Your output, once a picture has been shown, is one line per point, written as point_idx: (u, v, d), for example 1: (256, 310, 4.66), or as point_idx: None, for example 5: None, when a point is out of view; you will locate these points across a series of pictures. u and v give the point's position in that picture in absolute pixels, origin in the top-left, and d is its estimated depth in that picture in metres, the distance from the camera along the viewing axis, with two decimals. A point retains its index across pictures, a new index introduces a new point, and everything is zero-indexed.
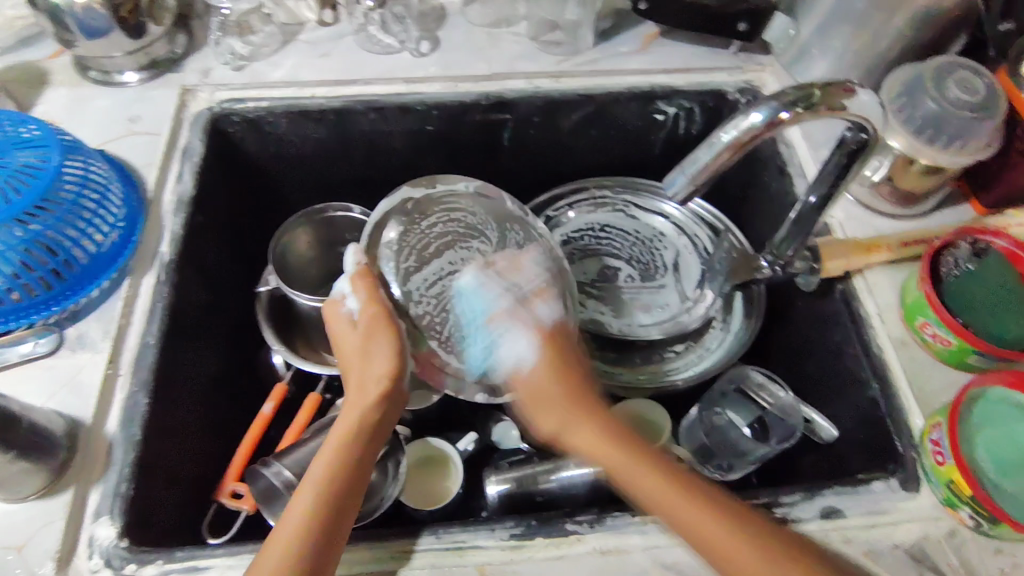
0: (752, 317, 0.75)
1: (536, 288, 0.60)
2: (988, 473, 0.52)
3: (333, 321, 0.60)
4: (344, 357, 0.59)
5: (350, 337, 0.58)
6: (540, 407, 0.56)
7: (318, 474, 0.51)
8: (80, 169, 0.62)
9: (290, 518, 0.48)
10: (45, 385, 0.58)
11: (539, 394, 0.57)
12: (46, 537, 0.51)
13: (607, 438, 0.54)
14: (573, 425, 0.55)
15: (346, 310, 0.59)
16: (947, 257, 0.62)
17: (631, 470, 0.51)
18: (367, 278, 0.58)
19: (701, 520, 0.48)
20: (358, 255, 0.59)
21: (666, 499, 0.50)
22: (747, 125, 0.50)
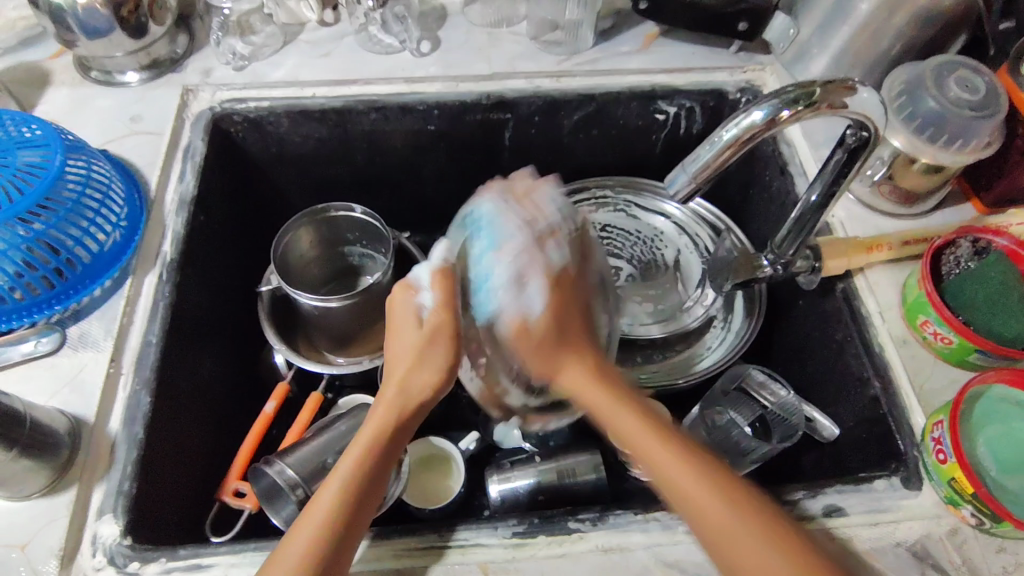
0: (753, 317, 0.75)
1: (551, 227, 0.54)
2: (989, 470, 0.52)
3: (396, 305, 0.53)
4: (391, 346, 0.53)
5: (407, 334, 0.52)
6: (540, 352, 0.50)
7: (341, 478, 0.48)
8: (83, 167, 0.62)
9: (306, 526, 0.46)
10: (48, 384, 0.58)
11: (544, 338, 0.50)
12: (50, 536, 0.52)
13: (609, 396, 0.48)
14: (570, 373, 0.49)
15: (413, 301, 0.53)
16: (948, 257, 0.63)
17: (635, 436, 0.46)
18: (447, 276, 0.52)
19: (709, 506, 0.42)
20: (446, 250, 0.54)
21: (672, 477, 0.44)
22: (748, 123, 0.50)
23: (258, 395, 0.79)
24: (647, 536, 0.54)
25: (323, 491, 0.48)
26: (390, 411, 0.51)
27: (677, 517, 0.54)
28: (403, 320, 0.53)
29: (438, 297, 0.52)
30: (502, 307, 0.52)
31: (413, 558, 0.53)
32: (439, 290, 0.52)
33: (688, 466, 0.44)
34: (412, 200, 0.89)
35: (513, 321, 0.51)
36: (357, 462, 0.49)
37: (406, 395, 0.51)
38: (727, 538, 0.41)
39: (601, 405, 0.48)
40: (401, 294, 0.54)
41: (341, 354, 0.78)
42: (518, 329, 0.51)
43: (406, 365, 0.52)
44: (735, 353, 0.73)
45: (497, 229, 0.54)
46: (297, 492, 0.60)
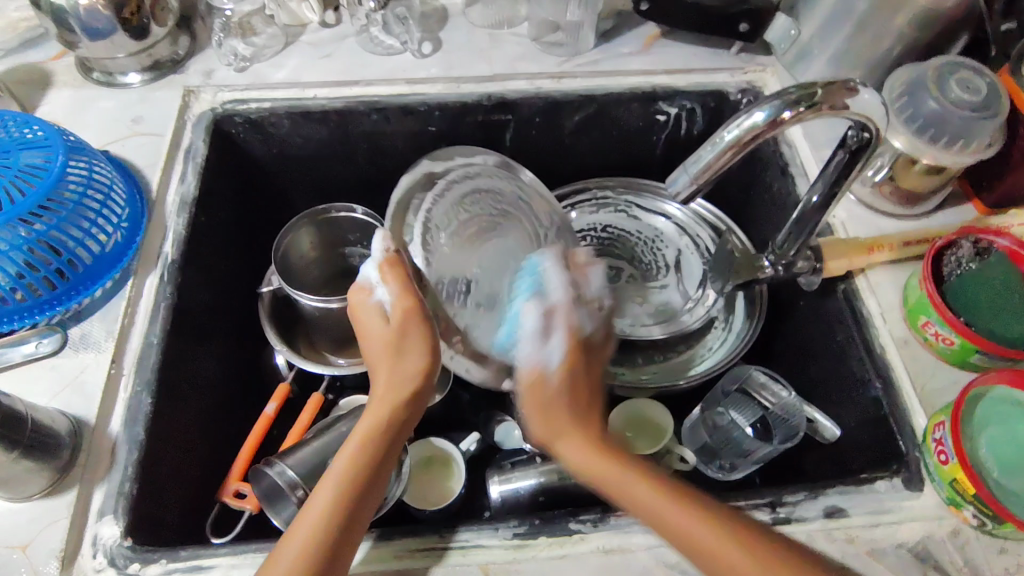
0: (755, 317, 0.75)
1: (590, 297, 0.57)
2: (989, 470, 0.52)
3: (361, 308, 0.55)
4: (368, 347, 0.55)
5: (380, 330, 0.54)
6: (547, 411, 0.52)
7: (338, 475, 0.49)
8: (85, 169, 0.62)
9: (304, 522, 0.47)
10: (49, 385, 0.59)
11: (558, 397, 0.52)
12: (51, 536, 0.52)
13: (611, 463, 0.50)
14: (572, 442, 0.51)
15: (375, 302, 0.54)
16: (950, 257, 0.62)
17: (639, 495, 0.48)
18: (398, 267, 0.52)
19: (711, 541, 0.45)
20: (386, 241, 0.53)
21: (683, 526, 0.46)
22: (749, 124, 0.50)
23: (259, 395, 0.79)
24: (648, 537, 0.54)
25: (321, 488, 0.49)
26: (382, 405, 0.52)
27: None
28: (372, 322, 0.54)
29: (393, 287, 0.52)
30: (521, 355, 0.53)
31: (413, 559, 0.53)
32: (393, 277, 0.52)
33: (700, 516, 0.46)
34: None
35: (530, 371, 0.53)
36: (352, 458, 0.50)
37: (393, 389, 0.53)
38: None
39: (600, 471, 0.50)
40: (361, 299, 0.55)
41: (341, 355, 0.77)
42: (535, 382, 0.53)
43: (387, 361, 0.53)
44: (737, 354, 0.73)
45: (546, 282, 0.55)
46: (297, 493, 0.60)
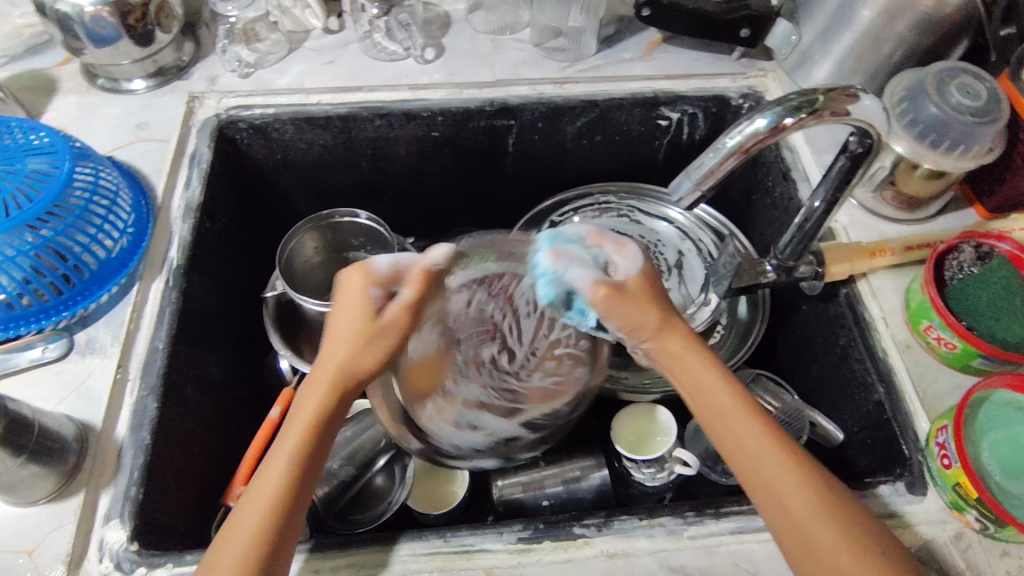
0: (758, 321, 0.77)
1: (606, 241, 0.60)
2: (992, 474, 0.52)
3: (348, 295, 0.54)
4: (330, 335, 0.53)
5: (359, 323, 0.52)
6: (625, 315, 0.54)
7: (288, 460, 0.48)
8: (90, 175, 0.63)
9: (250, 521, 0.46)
10: (55, 391, 0.59)
11: (622, 300, 0.54)
12: (57, 540, 0.52)
13: (698, 357, 0.54)
14: (655, 338, 0.55)
15: (371, 292, 0.53)
16: (951, 261, 0.62)
17: (706, 396, 0.52)
18: (428, 280, 0.54)
19: (769, 455, 0.48)
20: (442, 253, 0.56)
21: (723, 415, 0.51)
22: (751, 130, 0.51)
23: (263, 399, 0.80)
24: (652, 541, 0.54)
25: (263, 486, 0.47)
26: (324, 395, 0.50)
27: (681, 522, 0.55)
28: (354, 310, 0.53)
29: (411, 294, 0.53)
30: (576, 284, 0.54)
31: (418, 562, 0.53)
32: (414, 287, 0.54)
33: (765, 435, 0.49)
34: (417, 205, 0.90)
35: (603, 283, 0.54)
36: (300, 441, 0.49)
37: (344, 374, 0.51)
38: (765, 467, 0.48)
39: (685, 364, 0.54)
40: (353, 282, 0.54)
41: None
42: (603, 298, 0.53)
43: (355, 348, 0.52)
44: (740, 358, 0.75)
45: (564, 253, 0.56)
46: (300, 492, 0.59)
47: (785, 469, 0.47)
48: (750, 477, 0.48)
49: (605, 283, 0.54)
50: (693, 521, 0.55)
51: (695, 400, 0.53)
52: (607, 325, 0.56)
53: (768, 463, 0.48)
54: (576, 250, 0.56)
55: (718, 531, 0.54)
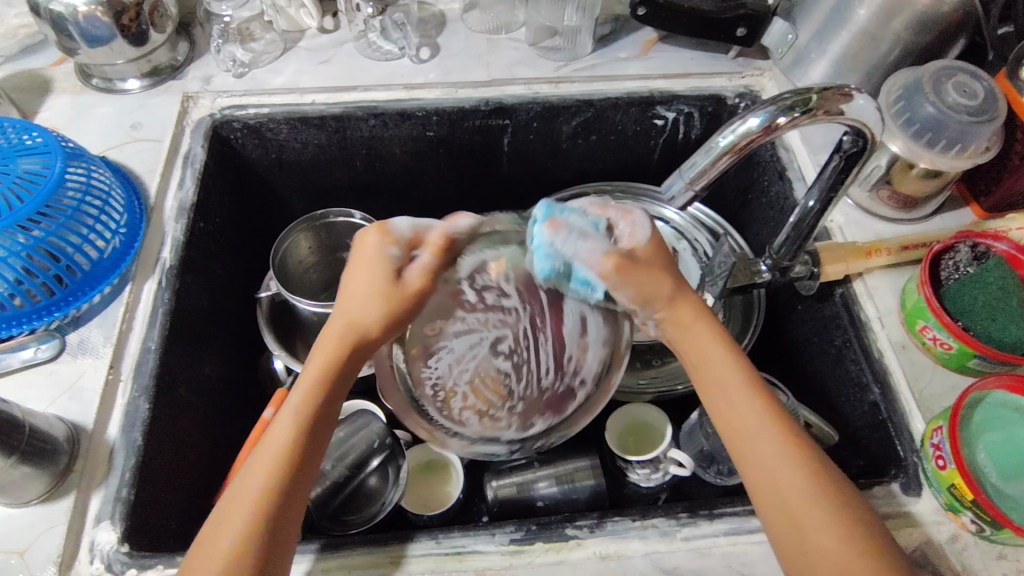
0: (753, 320, 0.76)
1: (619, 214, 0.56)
2: (989, 476, 0.52)
3: (368, 252, 0.55)
4: (348, 294, 0.54)
5: (370, 277, 0.54)
6: (640, 284, 0.53)
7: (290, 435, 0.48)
8: (83, 175, 0.63)
9: (246, 494, 0.46)
10: (47, 392, 0.59)
11: (636, 270, 0.53)
12: (48, 542, 0.52)
13: (709, 333, 0.54)
14: (666, 309, 0.54)
15: (392, 251, 0.55)
16: (947, 262, 0.62)
17: (712, 378, 0.52)
18: (448, 245, 0.56)
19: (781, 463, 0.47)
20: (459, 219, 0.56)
21: (734, 410, 0.50)
22: (744, 129, 0.50)
23: (257, 399, 0.79)
24: (645, 543, 0.54)
25: (262, 457, 0.48)
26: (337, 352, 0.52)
27: (675, 524, 0.54)
28: (372, 268, 0.54)
29: (432, 258, 0.55)
30: (581, 258, 0.52)
31: (409, 564, 0.53)
32: (432, 250, 0.55)
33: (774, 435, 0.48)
34: (413, 204, 0.90)
35: (609, 259, 0.52)
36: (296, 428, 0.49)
37: (357, 332, 0.53)
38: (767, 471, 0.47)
39: (697, 342, 0.54)
40: (368, 241, 0.55)
41: None
42: (616, 274, 0.53)
43: (372, 305, 0.53)
44: None
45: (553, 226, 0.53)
46: None
47: (792, 464, 0.47)
48: (754, 474, 0.48)
49: (612, 258, 0.52)
50: (686, 522, 0.54)
51: (702, 374, 0.53)
52: (616, 299, 0.55)
53: (775, 468, 0.47)
54: (576, 220, 0.54)
55: (711, 533, 0.54)
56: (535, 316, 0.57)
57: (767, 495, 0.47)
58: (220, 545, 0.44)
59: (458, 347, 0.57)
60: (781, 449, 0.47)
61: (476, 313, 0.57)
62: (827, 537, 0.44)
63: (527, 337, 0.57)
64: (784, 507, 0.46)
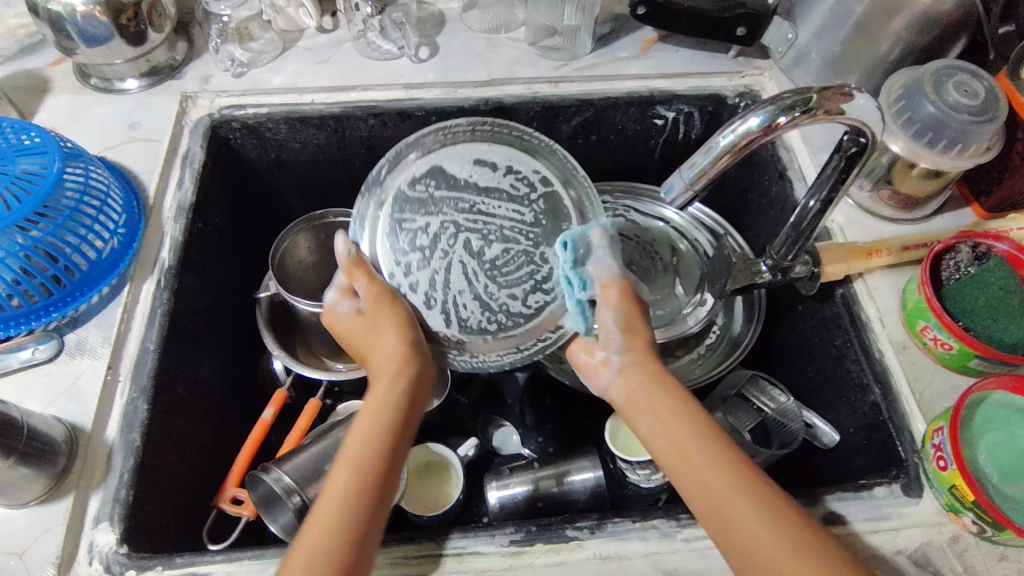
0: (754, 320, 0.76)
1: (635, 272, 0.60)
2: (990, 476, 0.51)
3: (340, 323, 0.59)
4: (367, 354, 0.57)
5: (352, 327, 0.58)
6: (631, 317, 0.55)
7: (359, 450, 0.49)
8: (81, 174, 0.62)
9: (319, 528, 0.45)
10: (45, 392, 0.59)
11: (631, 302, 0.55)
12: (47, 543, 0.52)
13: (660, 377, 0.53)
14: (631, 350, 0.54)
15: (347, 306, 0.59)
16: (948, 262, 0.62)
17: (662, 418, 0.50)
18: (359, 266, 0.56)
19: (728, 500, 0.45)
20: (342, 242, 0.56)
21: (681, 448, 0.48)
22: (745, 129, 0.50)
23: (257, 400, 0.79)
24: (646, 544, 0.54)
25: (337, 475, 0.48)
26: (391, 374, 0.54)
27: (675, 525, 0.54)
28: (349, 325, 0.58)
29: (357, 281, 0.56)
30: (600, 265, 0.55)
31: (409, 565, 0.52)
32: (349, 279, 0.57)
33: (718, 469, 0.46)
34: None
35: (619, 285, 0.55)
36: (368, 443, 0.49)
37: (394, 355, 0.54)
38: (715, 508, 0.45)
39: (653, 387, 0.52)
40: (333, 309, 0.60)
41: (340, 360, 0.76)
42: (615, 294, 0.54)
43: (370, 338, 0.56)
44: (737, 358, 0.74)
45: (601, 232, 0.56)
46: (294, 500, 0.59)
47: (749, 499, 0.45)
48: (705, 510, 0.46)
49: (624, 282, 0.55)
50: (687, 523, 0.54)
51: (655, 419, 0.51)
52: (600, 317, 0.54)
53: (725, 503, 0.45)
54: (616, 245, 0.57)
55: None
56: (492, 222, 0.56)
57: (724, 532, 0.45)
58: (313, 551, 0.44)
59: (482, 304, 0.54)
60: (738, 484, 0.45)
61: (442, 264, 0.55)
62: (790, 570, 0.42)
63: (490, 251, 0.55)
64: (743, 543, 0.44)
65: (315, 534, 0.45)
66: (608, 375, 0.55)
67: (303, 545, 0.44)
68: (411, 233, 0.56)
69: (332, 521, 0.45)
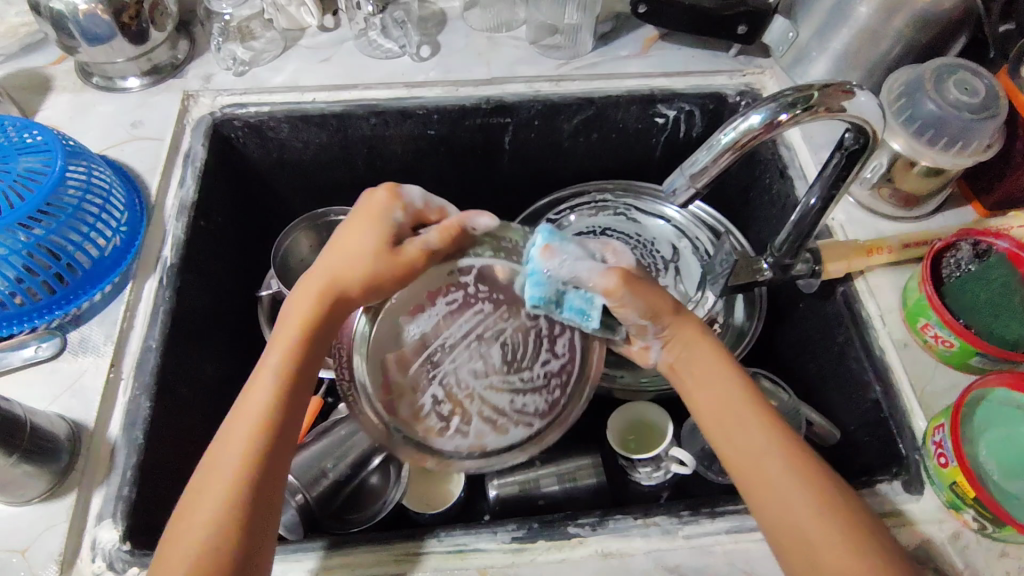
0: (755, 318, 0.76)
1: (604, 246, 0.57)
2: (991, 473, 0.52)
3: (378, 208, 0.57)
4: (342, 248, 0.56)
5: (366, 238, 0.55)
6: (645, 297, 0.53)
7: (265, 398, 0.50)
8: (84, 173, 0.63)
9: (221, 470, 0.47)
10: (48, 390, 0.59)
11: (638, 285, 0.53)
12: (50, 539, 0.52)
13: (710, 353, 0.55)
14: (670, 325, 0.55)
15: (394, 215, 0.57)
16: (949, 259, 0.62)
17: (713, 390, 0.53)
18: (457, 233, 0.57)
19: (778, 475, 0.48)
20: (484, 218, 0.58)
21: (734, 417, 0.51)
22: (746, 127, 0.50)
23: None
24: (647, 541, 0.54)
25: (239, 423, 0.49)
26: (312, 307, 0.54)
27: (677, 522, 0.54)
28: (369, 232, 0.56)
29: (437, 239, 0.56)
30: (586, 277, 0.53)
31: (411, 562, 0.53)
32: (439, 233, 0.57)
33: (774, 446, 0.49)
34: None
35: (615, 277, 0.53)
36: (271, 393, 0.50)
37: (335, 291, 0.54)
38: (760, 479, 0.48)
39: (702, 364, 0.54)
40: (381, 200, 0.57)
41: None
42: (624, 291, 0.53)
43: (364, 262, 0.54)
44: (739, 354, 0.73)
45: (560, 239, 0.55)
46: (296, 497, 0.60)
47: (797, 475, 0.47)
48: (747, 478, 0.49)
49: (620, 271, 0.53)
50: (689, 520, 0.54)
51: (706, 393, 0.53)
52: (628, 317, 0.54)
53: (770, 474, 0.48)
54: (569, 248, 0.55)
55: (713, 531, 0.54)
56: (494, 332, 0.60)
57: (767, 501, 0.48)
58: (206, 504, 0.46)
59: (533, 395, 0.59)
60: (786, 461, 0.48)
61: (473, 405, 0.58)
62: (834, 548, 0.44)
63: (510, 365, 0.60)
64: (787, 513, 0.46)
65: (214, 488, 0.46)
66: (652, 355, 0.57)
67: (203, 492, 0.47)
68: (437, 406, 0.58)
69: (235, 472, 0.47)
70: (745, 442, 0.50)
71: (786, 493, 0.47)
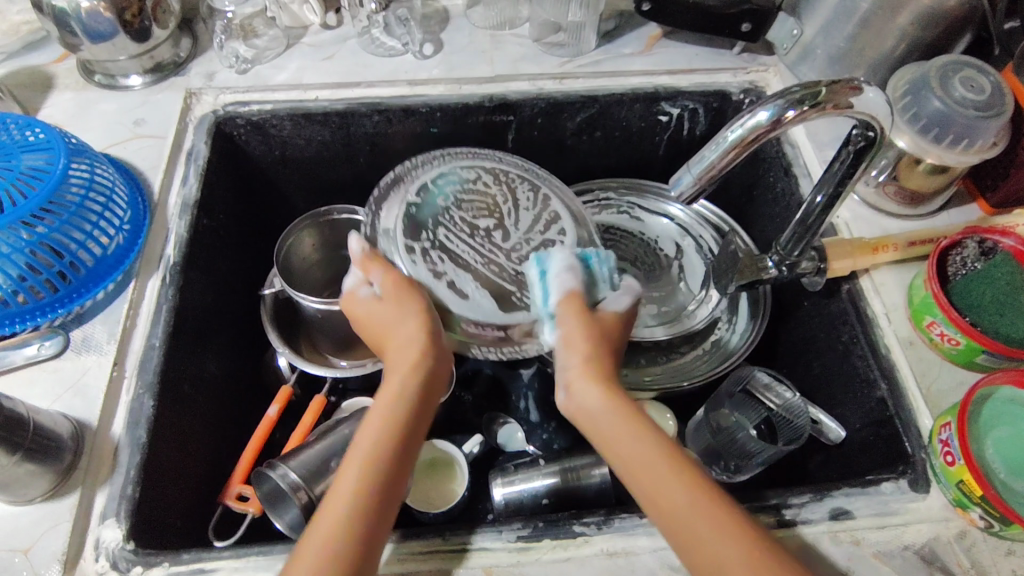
0: (759, 318, 0.75)
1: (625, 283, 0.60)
2: (998, 472, 0.51)
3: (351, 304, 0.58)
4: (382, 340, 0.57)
5: (374, 313, 0.57)
6: (584, 330, 0.54)
7: (366, 455, 0.48)
8: (86, 171, 0.62)
9: (316, 538, 0.44)
10: (50, 388, 0.58)
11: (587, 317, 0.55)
12: (53, 539, 0.51)
13: (610, 401, 0.51)
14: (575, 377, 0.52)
15: (366, 293, 0.57)
16: (955, 257, 0.62)
17: (619, 449, 0.48)
18: (374, 260, 0.57)
19: (700, 533, 0.43)
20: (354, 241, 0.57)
21: (643, 474, 0.47)
22: (753, 124, 0.50)
23: (262, 397, 0.79)
24: (653, 539, 0.53)
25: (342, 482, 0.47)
26: (413, 375, 0.53)
27: None
28: (365, 311, 0.57)
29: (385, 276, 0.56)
30: (559, 283, 0.57)
31: (416, 562, 0.52)
32: (381, 271, 0.56)
33: (693, 497, 0.44)
34: None
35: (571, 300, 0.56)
36: (374, 451, 0.48)
37: (419, 352, 0.54)
38: (689, 542, 0.43)
39: (600, 418, 0.50)
40: (350, 293, 0.59)
41: (343, 358, 0.77)
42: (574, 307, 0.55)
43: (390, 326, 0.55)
44: (743, 353, 0.72)
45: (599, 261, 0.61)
46: (300, 496, 0.60)
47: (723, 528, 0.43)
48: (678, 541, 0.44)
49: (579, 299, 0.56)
50: None
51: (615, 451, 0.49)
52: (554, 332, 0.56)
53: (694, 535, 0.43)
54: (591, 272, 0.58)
55: None
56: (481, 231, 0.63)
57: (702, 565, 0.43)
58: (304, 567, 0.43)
59: (541, 213, 0.65)
60: (707, 516, 0.44)
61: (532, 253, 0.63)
62: None
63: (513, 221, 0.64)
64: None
65: (312, 550, 0.44)
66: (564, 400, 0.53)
67: (300, 559, 0.44)
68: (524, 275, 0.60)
69: (333, 534, 0.44)
70: (657, 497, 0.45)
71: (722, 558, 0.42)
